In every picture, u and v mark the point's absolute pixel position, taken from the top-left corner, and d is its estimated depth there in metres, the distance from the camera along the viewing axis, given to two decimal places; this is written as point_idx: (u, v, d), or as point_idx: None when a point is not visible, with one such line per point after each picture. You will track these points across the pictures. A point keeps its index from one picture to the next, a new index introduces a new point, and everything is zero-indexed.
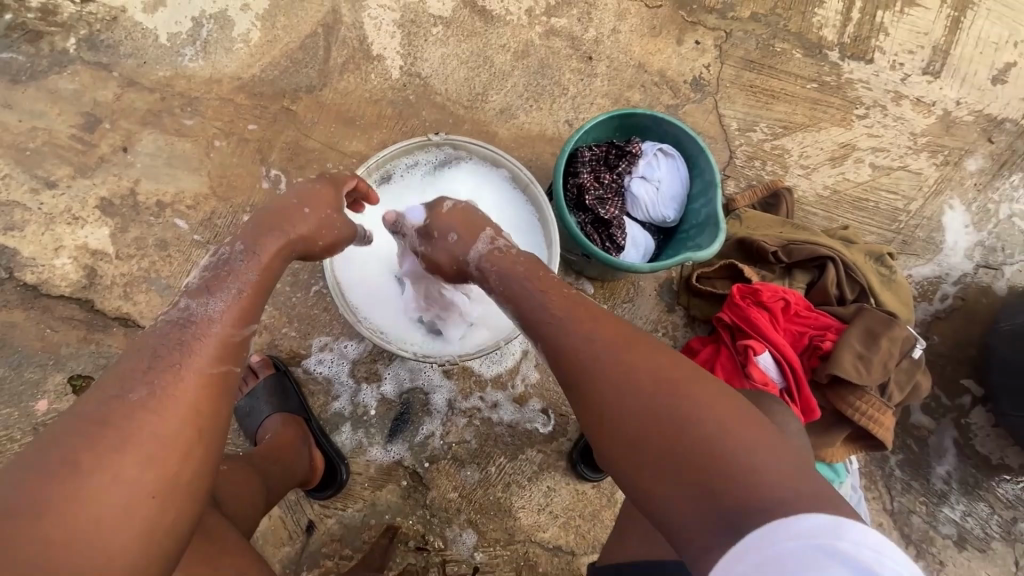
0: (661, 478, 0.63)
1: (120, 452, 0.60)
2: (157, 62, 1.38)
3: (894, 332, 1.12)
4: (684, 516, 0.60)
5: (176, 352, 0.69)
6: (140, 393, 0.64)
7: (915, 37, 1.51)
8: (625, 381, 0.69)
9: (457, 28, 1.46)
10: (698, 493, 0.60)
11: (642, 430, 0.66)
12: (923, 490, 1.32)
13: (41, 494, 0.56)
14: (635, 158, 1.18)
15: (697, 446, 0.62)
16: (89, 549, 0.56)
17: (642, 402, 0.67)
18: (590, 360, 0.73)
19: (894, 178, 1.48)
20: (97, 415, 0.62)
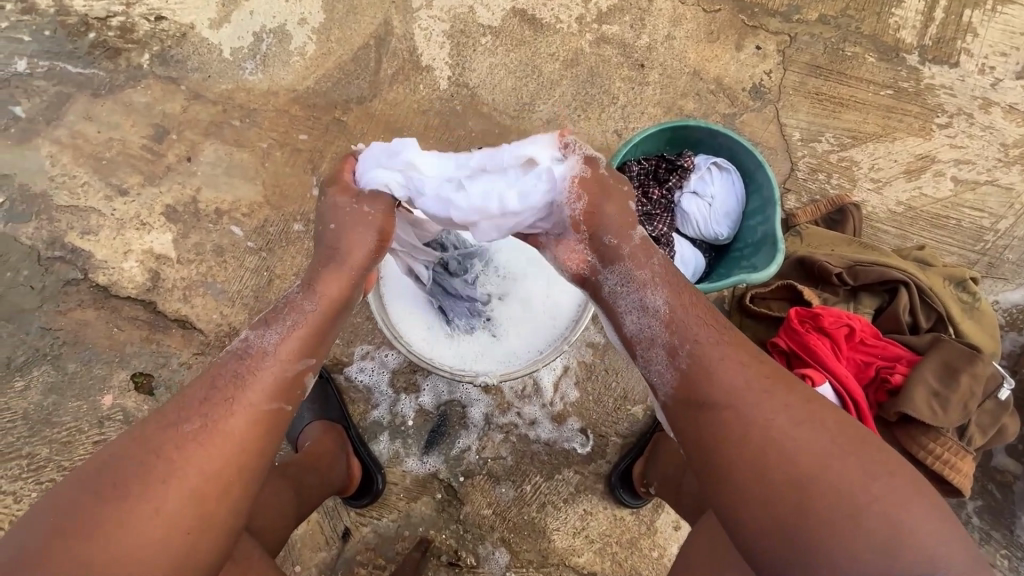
0: (803, 510, 0.65)
1: (161, 487, 0.67)
2: (221, 75, 1.45)
3: (977, 369, 1.02)
4: (823, 553, 0.63)
5: (232, 388, 0.75)
6: (193, 425, 0.71)
7: (1009, 38, 1.38)
8: (764, 415, 0.70)
9: (506, 38, 1.44)
10: (846, 536, 0.63)
11: (790, 461, 0.67)
12: (1005, 542, 1.19)
13: (88, 521, 0.65)
14: (687, 172, 1.12)
15: (851, 493, 0.64)
16: None
17: (797, 436, 0.68)
18: (738, 380, 0.72)
19: (980, 194, 1.35)
20: (148, 447, 0.70)
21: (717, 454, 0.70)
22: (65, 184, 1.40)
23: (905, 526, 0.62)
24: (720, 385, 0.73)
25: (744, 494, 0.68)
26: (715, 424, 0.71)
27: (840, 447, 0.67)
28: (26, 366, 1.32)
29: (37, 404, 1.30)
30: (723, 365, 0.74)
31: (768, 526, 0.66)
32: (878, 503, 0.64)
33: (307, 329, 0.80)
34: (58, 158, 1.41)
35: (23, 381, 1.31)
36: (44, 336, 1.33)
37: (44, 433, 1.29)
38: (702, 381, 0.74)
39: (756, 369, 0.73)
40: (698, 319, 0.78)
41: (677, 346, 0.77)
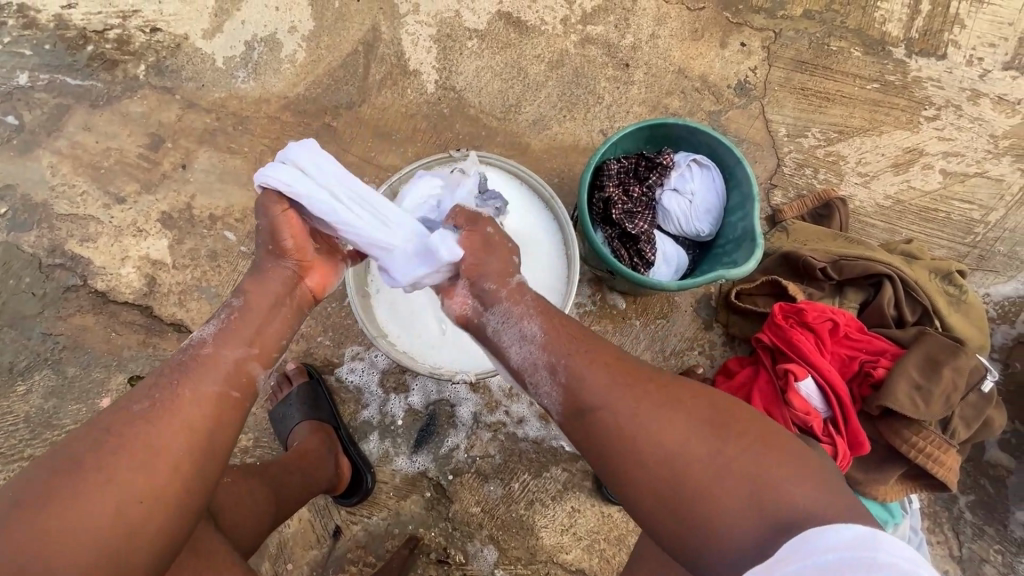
0: (694, 501, 0.66)
1: (114, 457, 0.68)
2: (214, 84, 1.48)
3: (960, 362, 1.01)
4: (705, 532, 0.65)
5: (162, 382, 0.76)
6: (135, 412, 0.72)
7: (996, 29, 1.37)
8: (642, 423, 0.70)
9: (492, 41, 1.46)
10: (727, 508, 0.65)
11: (664, 458, 0.68)
12: (999, 537, 1.17)
13: (49, 485, 0.66)
14: (666, 170, 1.13)
15: (723, 471, 0.66)
16: (71, 543, 0.64)
17: (665, 430, 0.69)
18: (607, 389, 0.73)
19: (969, 186, 1.34)
20: (96, 431, 0.71)
21: (603, 463, 0.72)
22: (65, 193, 1.44)
23: (780, 487, 0.64)
24: (595, 395, 0.73)
25: (634, 496, 0.70)
26: (596, 436, 0.72)
27: (706, 429, 0.68)
28: (28, 370, 1.35)
29: (39, 407, 1.33)
30: (593, 376, 0.74)
31: (661, 519, 0.68)
32: (747, 469, 0.65)
33: (238, 321, 0.83)
34: (58, 168, 1.45)
35: (25, 385, 1.34)
36: (45, 341, 1.36)
37: (46, 436, 1.32)
38: (578, 397, 0.74)
39: (623, 372, 0.74)
40: (565, 334, 0.79)
41: (552, 364, 0.77)
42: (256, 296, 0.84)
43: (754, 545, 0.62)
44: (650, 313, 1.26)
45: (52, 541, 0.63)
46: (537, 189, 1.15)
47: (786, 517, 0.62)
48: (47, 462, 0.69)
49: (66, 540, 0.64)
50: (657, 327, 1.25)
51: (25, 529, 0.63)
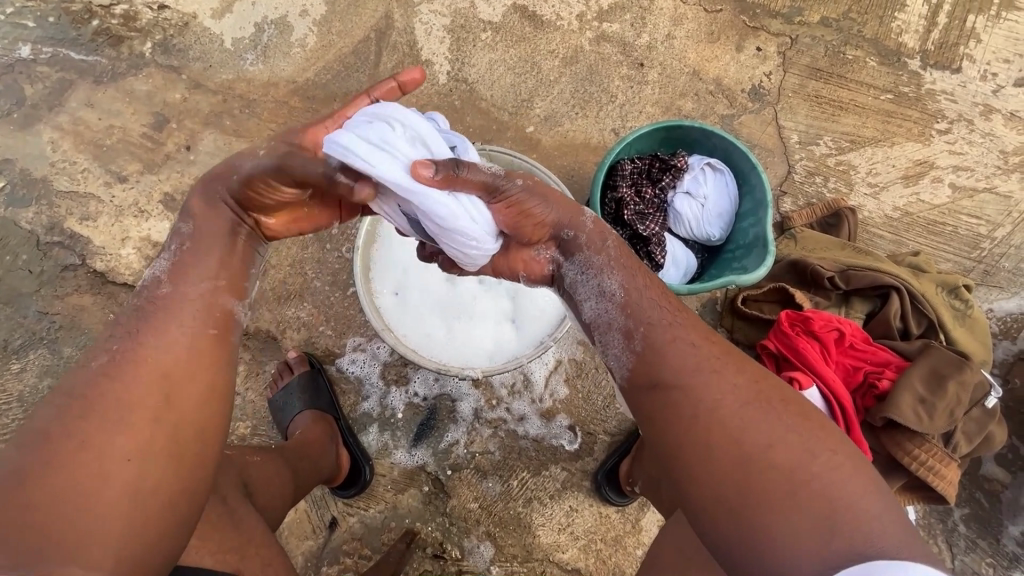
0: (753, 484, 0.64)
1: (88, 420, 0.67)
2: (222, 65, 1.46)
3: (965, 376, 1.02)
4: (755, 519, 0.63)
5: (138, 321, 0.77)
6: (96, 367, 0.73)
7: (1012, 45, 1.37)
8: (718, 400, 0.70)
9: (506, 34, 1.44)
10: (785, 502, 0.62)
11: (734, 434, 0.68)
12: (991, 551, 1.18)
13: (24, 459, 0.64)
14: (680, 172, 1.12)
15: (792, 468, 0.64)
16: (66, 509, 0.61)
17: (740, 411, 0.69)
18: (692, 360, 0.74)
19: (977, 202, 1.34)
20: (60, 397, 0.69)
21: (666, 427, 0.73)
22: (65, 170, 1.41)
23: (848, 499, 0.61)
24: (673, 366, 0.75)
25: (691, 465, 0.69)
26: (664, 402, 0.74)
27: (783, 423, 0.68)
28: (23, 349, 1.33)
29: (32, 387, 1.31)
30: (678, 347, 0.76)
31: (710, 496, 0.66)
32: (815, 474, 0.63)
33: (195, 251, 0.84)
34: (59, 144, 1.42)
35: (20, 364, 1.32)
36: (41, 320, 1.34)
37: None
38: (655, 363, 0.77)
39: (706, 353, 0.75)
40: (652, 302, 0.82)
41: (634, 327, 0.80)
42: (203, 221, 0.85)
43: (801, 550, 0.59)
44: None
45: (54, 513, 0.60)
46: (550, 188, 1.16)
47: (843, 532, 0.59)
48: (17, 444, 0.65)
49: (58, 509, 0.61)
50: None
51: (15, 504, 0.60)
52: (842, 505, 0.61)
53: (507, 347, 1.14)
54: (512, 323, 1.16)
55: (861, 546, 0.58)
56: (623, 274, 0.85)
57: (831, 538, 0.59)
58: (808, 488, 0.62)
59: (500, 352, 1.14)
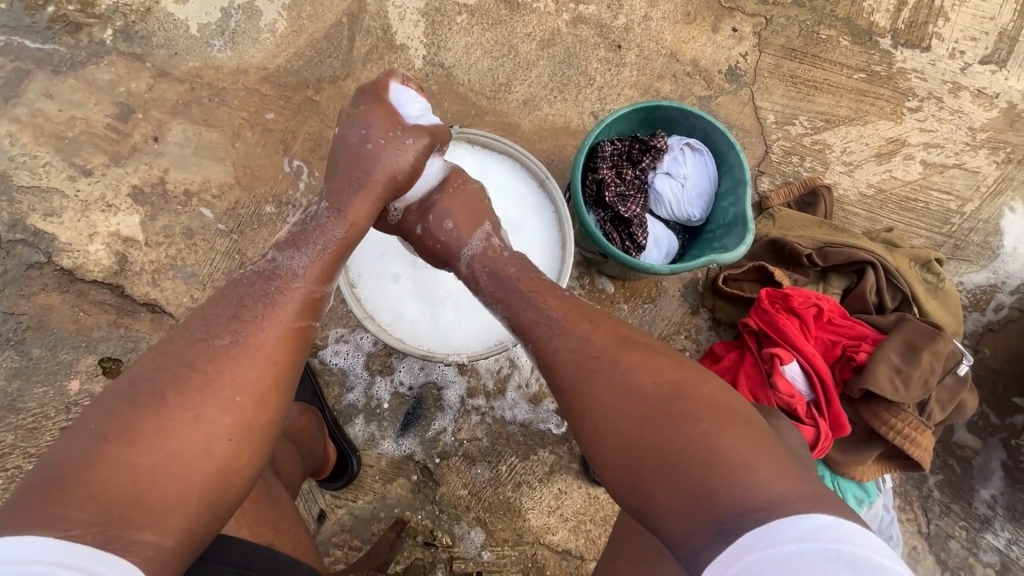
0: (649, 474, 0.66)
1: (198, 392, 0.66)
2: (188, 52, 1.41)
3: (938, 346, 1.04)
4: (658, 504, 0.65)
5: (259, 304, 0.75)
6: (229, 343, 0.70)
7: (979, 23, 1.38)
8: (605, 397, 0.71)
9: (482, 17, 1.42)
10: (679, 487, 0.63)
11: (625, 429, 0.69)
12: (964, 514, 1.23)
13: (131, 421, 0.63)
14: (659, 153, 1.12)
15: (679, 445, 0.65)
16: (165, 480, 0.61)
17: (626, 404, 0.70)
18: (576, 363, 0.75)
19: (947, 177, 1.36)
20: (176, 363, 0.68)
21: (574, 429, 0.74)
22: (25, 164, 1.35)
23: (739, 473, 0.61)
24: (566, 367, 0.76)
25: (603, 463, 0.70)
26: (565, 405, 0.76)
27: (669, 408, 0.68)
28: None
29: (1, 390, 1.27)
30: (563, 352, 0.77)
31: (621, 489, 0.69)
32: (705, 447, 0.64)
33: (335, 255, 0.84)
34: (17, 138, 1.36)
35: None
36: (7, 321, 1.29)
37: (9, 420, 1.26)
38: (552, 367, 0.78)
39: (587, 348, 0.76)
40: (542, 305, 0.82)
41: (526, 340, 0.82)
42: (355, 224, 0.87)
43: (698, 531, 0.60)
44: (639, 296, 1.26)
45: (143, 474, 0.60)
46: (533, 171, 1.14)
47: (734, 510, 0.59)
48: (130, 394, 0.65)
49: (160, 479, 0.61)
50: (645, 311, 1.26)
51: (117, 458, 0.60)
52: (732, 480, 0.61)
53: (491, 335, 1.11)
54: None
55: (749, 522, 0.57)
56: (519, 276, 0.87)
57: (720, 516, 0.59)
58: (700, 469, 0.63)
59: (489, 337, 1.11)
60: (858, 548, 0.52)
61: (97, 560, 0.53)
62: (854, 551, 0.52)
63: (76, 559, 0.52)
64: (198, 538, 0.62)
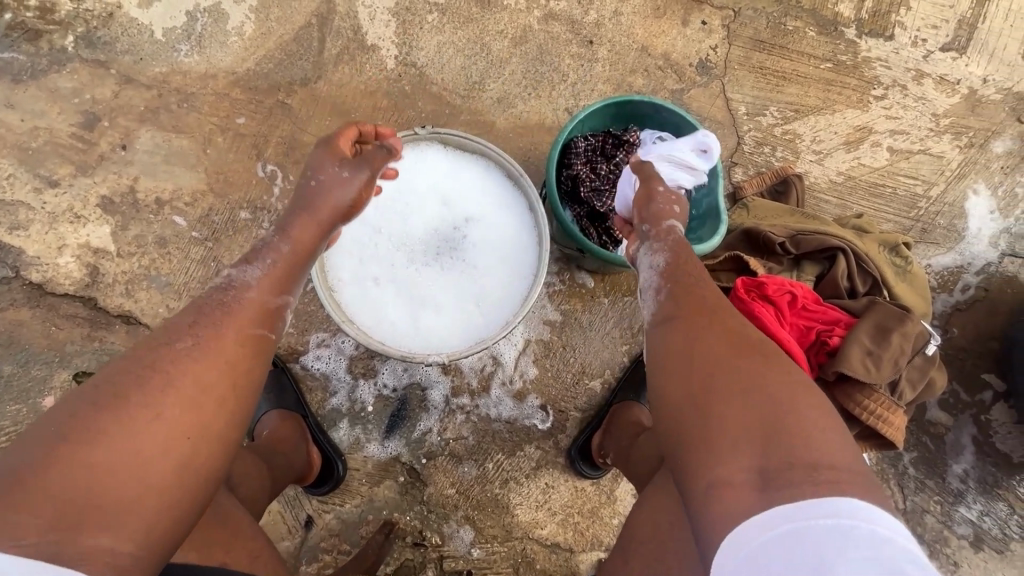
0: (721, 407, 0.65)
1: (163, 391, 0.65)
2: (154, 58, 1.38)
3: (907, 328, 1.06)
4: (713, 437, 0.64)
5: (219, 314, 0.74)
6: (190, 343, 0.69)
7: (939, 11, 1.41)
8: (708, 337, 0.72)
9: (453, 16, 1.41)
10: (743, 428, 0.62)
11: (710, 365, 0.68)
12: (938, 489, 1.27)
13: (90, 421, 0.61)
14: (633, 148, 1.13)
15: (770, 393, 0.64)
16: (127, 484, 0.60)
17: (723, 348, 0.70)
18: (705, 302, 0.77)
19: (913, 163, 1.40)
20: (135, 362, 0.66)
21: (659, 355, 0.75)
22: None
23: (809, 444, 0.60)
24: (683, 306, 0.77)
25: (673, 390, 0.70)
26: (664, 334, 0.76)
27: (763, 367, 0.67)
28: None
29: None
30: (698, 291, 0.79)
31: (677, 415, 0.68)
32: (785, 409, 0.63)
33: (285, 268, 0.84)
34: None
35: None
36: None
37: None
38: (669, 303, 0.79)
39: (709, 297, 0.78)
40: (680, 261, 0.84)
41: (658, 279, 0.84)
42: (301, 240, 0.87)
43: (749, 474, 0.60)
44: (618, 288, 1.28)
45: (93, 483, 0.58)
46: (508, 170, 1.14)
47: (796, 469, 0.58)
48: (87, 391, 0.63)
49: (118, 482, 0.59)
50: None
51: (67, 461, 0.58)
52: (802, 445, 0.60)
53: (469, 336, 1.09)
54: (478, 307, 1.10)
55: (807, 485, 0.56)
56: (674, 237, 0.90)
57: (777, 470, 0.58)
58: (773, 423, 0.62)
59: (471, 335, 1.09)
60: (889, 533, 0.52)
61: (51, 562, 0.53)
62: (884, 534, 0.51)
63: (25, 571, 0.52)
64: (150, 554, 0.60)
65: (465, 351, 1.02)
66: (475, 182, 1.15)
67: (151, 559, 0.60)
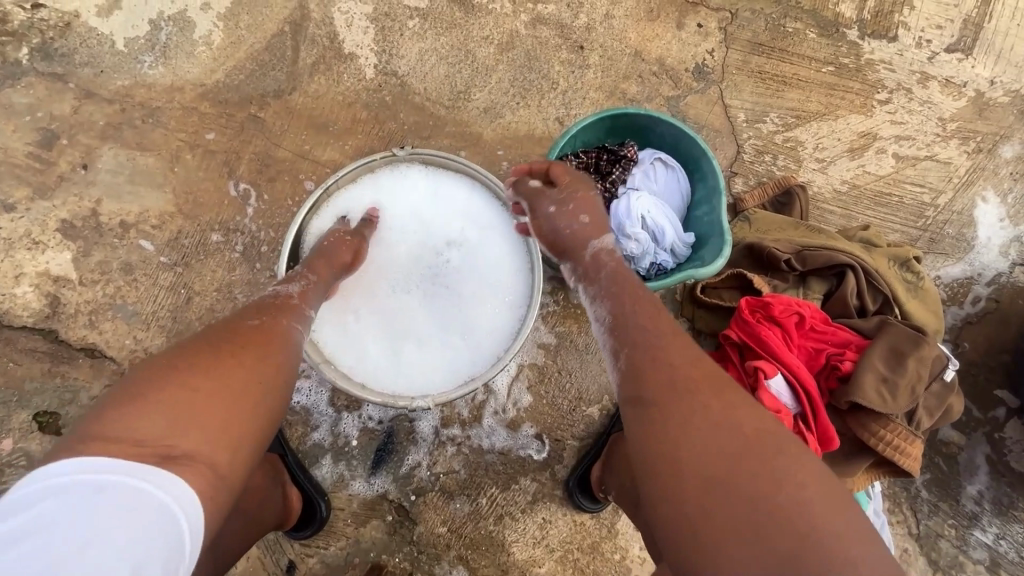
0: (730, 520, 0.56)
1: (249, 353, 0.67)
2: (116, 70, 1.29)
3: (923, 353, 1.00)
4: (727, 558, 0.54)
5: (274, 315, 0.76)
6: (266, 322, 0.74)
7: (943, 11, 1.35)
8: (694, 425, 0.63)
9: (435, 21, 1.33)
10: (761, 547, 0.54)
11: (707, 464, 0.60)
12: (952, 512, 1.21)
13: (192, 360, 0.63)
14: (630, 164, 1.05)
15: (769, 503, 0.56)
16: (210, 418, 0.59)
17: (715, 437, 0.61)
18: (663, 372, 0.69)
19: (920, 170, 1.34)
20: (227, 330, 0.70)
21: (642, 448, 0.65)
22: None
23: (839, 558, 0.53)
24: (658, 381, 0.68)
25: (668, 496, 0.61)
26: (642, 419, 0.67)
27: (767, 459, 0.59)
28: None
29: None
30: (652, 359, 0.71)
31: (680, 530, 0.58)
32: (802, 515, 0.55)
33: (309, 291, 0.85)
34: None
35: None
36: None
37: None
38: (639, 377, 0.70)
39: (686, 364, 0.69)
40: (646, 319, 0.76)
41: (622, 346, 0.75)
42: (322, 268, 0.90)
43: None
44: None
45: (182, 406, 0.58)
46: (495, 190, 1.06)
47: None
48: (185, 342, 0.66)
49: (202, 416, 0.59)
50: None
51: (164, 385, 0.59)
52: (831, 560, 0.53)
53: (458, 372, 1.01)
54: (464, 341, 1.03)
55: None
56: (630, 289, 0.82)
57: None
58: (795, 538, 0.54)
59: (458, 372, 1.02)
60: None
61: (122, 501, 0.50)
62: None
63: (80, 532, 0.48)
64: (215, 497, 0.57)
65: (453, 392, 0.94)
66: (463, 202, 1.07)
67: (216, 500, 0.57)
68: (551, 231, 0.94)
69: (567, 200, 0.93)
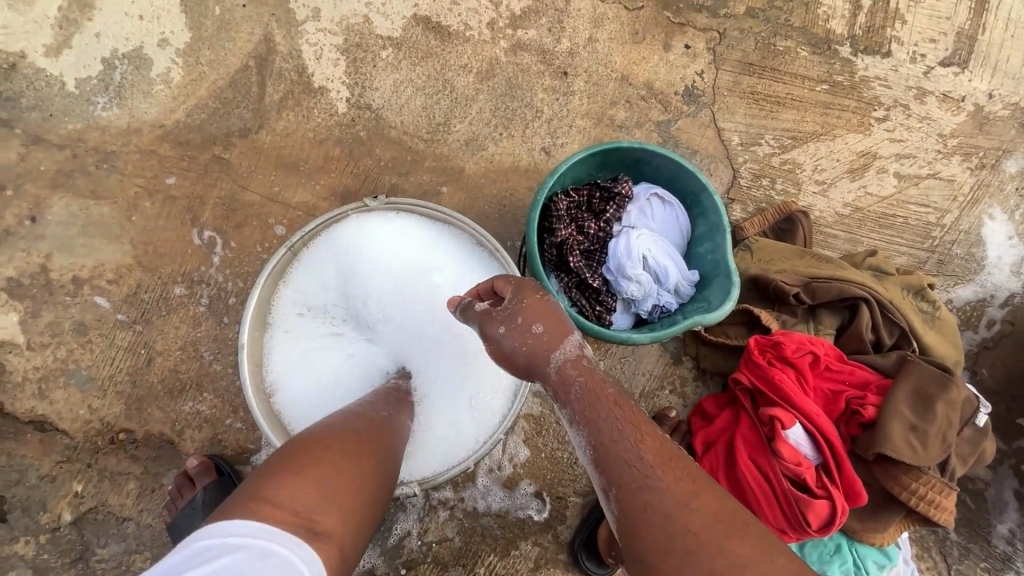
0: None
1: (368, 446, 0.69)
2: (65, 113, 1.19)
3: (951, 396, 0.94)
4: None
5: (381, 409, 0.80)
6: (390, 413, 0.80)
7: (937, 24, 1.31)
8: None
9: (410, 50, 1.26)
10: None
11: None
12: (983, 554, 1.14)
13: (315, 450, 0.64)
14: (624, 202, 0.98)
15: None
16: (339, 508, 0.60)
17: None
18: (665, 531, 0.56)
19: (923, 189, 1.28)
20: (345, 422, 0.72)
21: None
22: None
23: None
24: (657, 539, 0.56)
25: None
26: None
27: None
28: None
29: None
30: (651, 511, 0.57)
31: None
32: None
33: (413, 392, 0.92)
34: None
35: None
36: None
37: None
38: (637, 530, 0.58)
39: (692, 515, 0.57)
40: (635, 446, 0.61)
41: (612, 487, 0.60)
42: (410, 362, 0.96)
43: None
44: (616, 352, 1.12)
45: (325, 482, 0.60)
46: (476, 238, 0.99)
47: None
48: (327, 425, 0.71)
49: (334, 505, 0.59)
50: (623, 368, 1.12)
51: (313, 458, 0.62)
52: None
53: (444, 445, 0.95)
54: (461, 404, 0.95)
55: None
56: (603, 398, 0.64)
57: None
58: None
59: (455, 440, 0.95)
60: None
61: (273, 565, 0.51)
62: None
63: None
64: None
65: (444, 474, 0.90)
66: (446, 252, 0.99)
67: None
68: (504, 354, 0.67)
69: (515, 309, 0.67)
